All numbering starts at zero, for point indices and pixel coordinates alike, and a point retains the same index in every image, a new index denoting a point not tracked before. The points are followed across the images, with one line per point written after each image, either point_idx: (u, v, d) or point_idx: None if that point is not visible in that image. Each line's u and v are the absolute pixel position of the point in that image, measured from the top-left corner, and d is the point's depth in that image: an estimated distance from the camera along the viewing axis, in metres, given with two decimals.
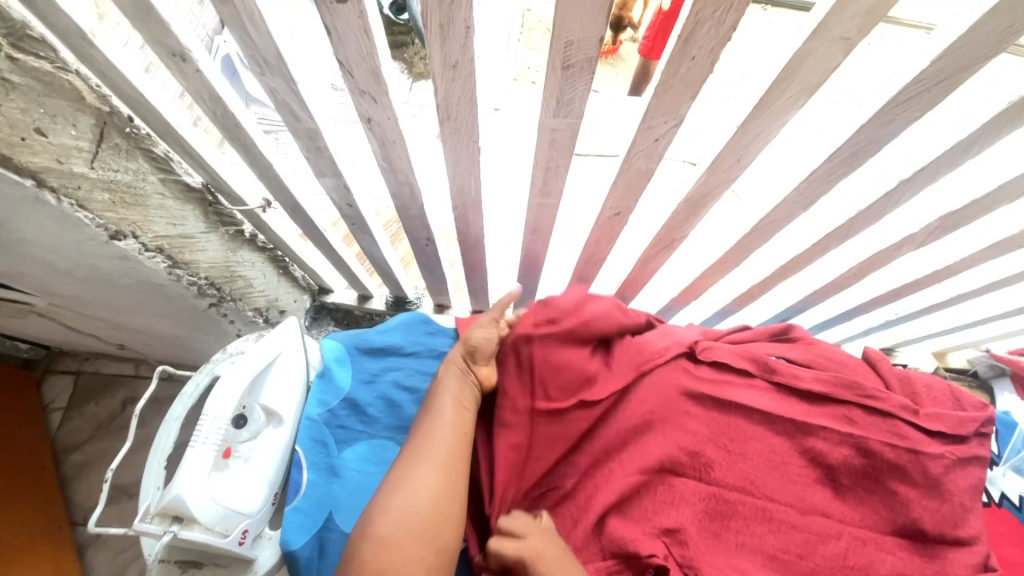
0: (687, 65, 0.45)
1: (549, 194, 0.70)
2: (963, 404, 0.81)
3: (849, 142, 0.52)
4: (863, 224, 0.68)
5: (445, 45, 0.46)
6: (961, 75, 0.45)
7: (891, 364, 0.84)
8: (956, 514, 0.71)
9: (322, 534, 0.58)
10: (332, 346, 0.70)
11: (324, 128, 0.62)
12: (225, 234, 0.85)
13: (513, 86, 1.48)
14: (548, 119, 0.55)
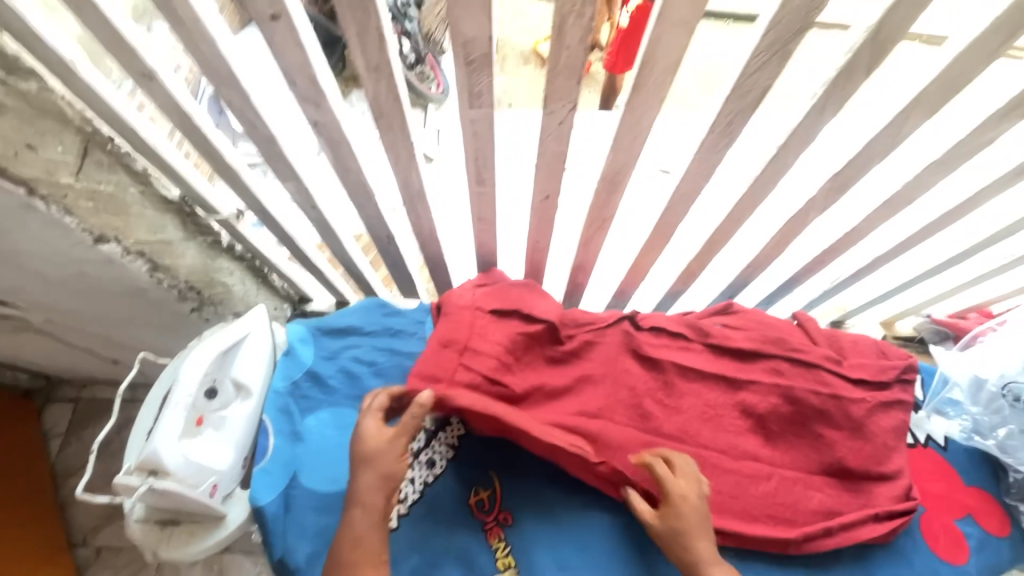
0: (566, 53, 0.54)
1: (485, 183, 0.78)
2: (887, 355, 0.87)
3: (723, 112, 0.61)
4: (763, 191, 0.76)
5: (364, 49, 0.56)
6: (790, 48, 0.53)
7: (819, 325, 0.90)
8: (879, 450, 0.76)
9: (288, 491, 0.65)
10: (296, 328, 0.76)
11: (279, 135, 0.71)
12: (203, 242, 0.93)
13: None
14: (466, 111, 0.64)
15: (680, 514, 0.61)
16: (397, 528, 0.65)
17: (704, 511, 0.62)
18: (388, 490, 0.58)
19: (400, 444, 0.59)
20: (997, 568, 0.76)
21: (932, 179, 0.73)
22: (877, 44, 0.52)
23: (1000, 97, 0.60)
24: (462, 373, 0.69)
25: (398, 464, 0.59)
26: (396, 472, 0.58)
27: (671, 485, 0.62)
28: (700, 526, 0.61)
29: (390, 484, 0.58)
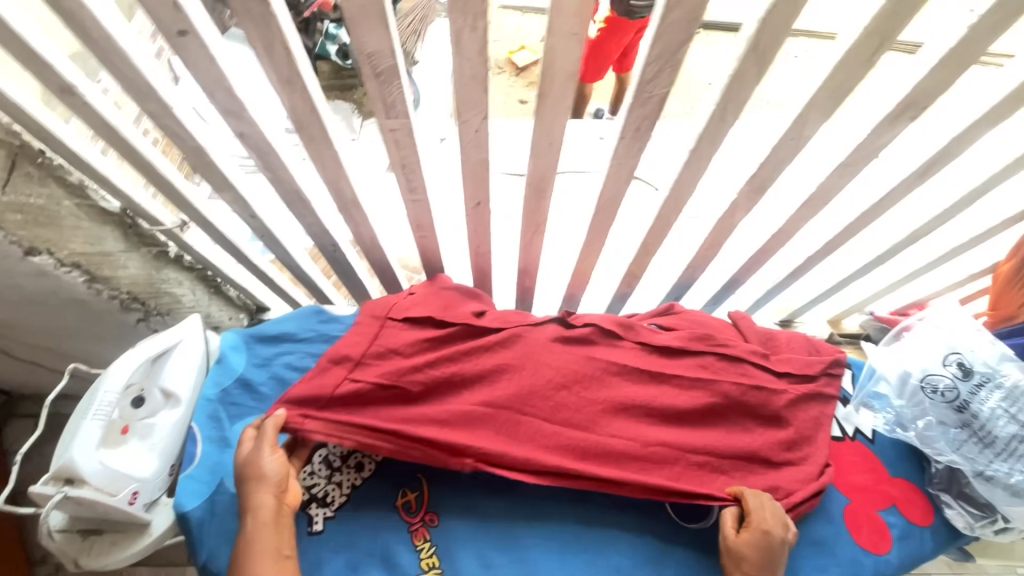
0: (468, 64, 0.56)
1: (416, 191, 0.80)
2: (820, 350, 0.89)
3: (629, 119, 0.63)
4: (686, 193, 0.79)
5: (274, 63, 0.57)
6: (679, 57, 0.55)
7: (752, 323, 0.93)
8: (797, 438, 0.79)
9: (213, 497, 0.66)
10: (229, 336, 0.78)
11: (208, 146, 0.73)
12: (148, 253, 0.94)
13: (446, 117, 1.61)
14: (384, 121, 0.66)
15: (755, 544, 0.66)
16: (321, 530, 0.66)
17: (776, 553, 0.66)
18: (272, 490, 0.61)
19: (268, 450, 0.63)
20: (921, 558, 0.78)
21: (841, 181, 0.75)
22: (758, 53, 0.54)
23: (886, 102, 0.62)
24: (350, 385, 0.71)
25: (272, 467, 0.62)
26: (273, 473, 0.62)
27: (759, 523, 0.67)
28: (765, 559, 0.65)
29: (272, 484, 0.61)
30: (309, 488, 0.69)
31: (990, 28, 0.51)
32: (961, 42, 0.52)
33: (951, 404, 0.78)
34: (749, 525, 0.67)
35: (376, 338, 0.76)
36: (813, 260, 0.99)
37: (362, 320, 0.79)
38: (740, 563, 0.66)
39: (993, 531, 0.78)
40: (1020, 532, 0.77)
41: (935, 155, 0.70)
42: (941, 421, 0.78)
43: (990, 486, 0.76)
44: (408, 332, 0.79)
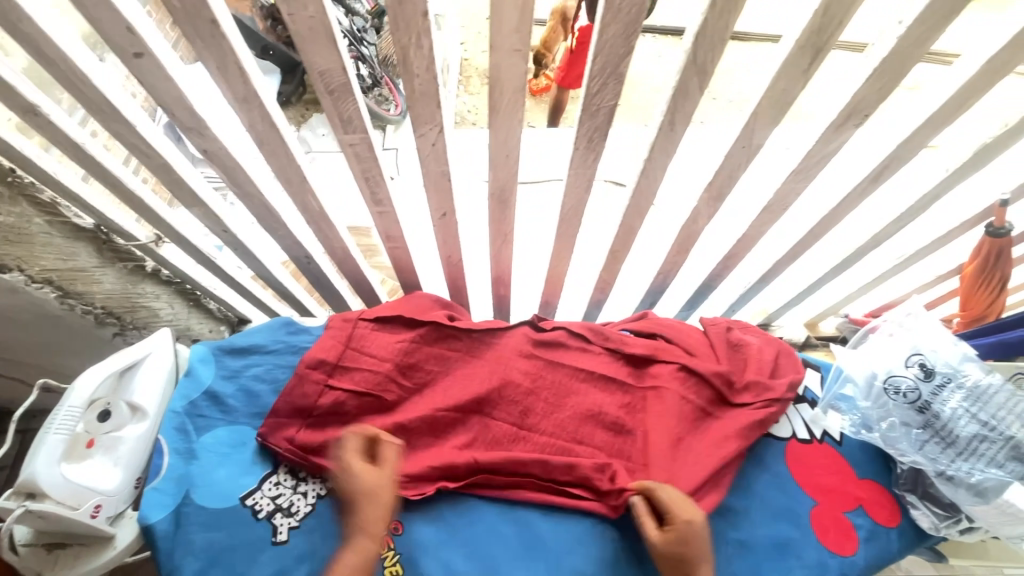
0: (418, 81, 0.58)
1: (382, 203, 0.81)
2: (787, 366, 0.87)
3: (581, 131, 0.65)
4: (647, 202, 0.80)
5: (230, 82, 0.59)
6: (622, 70, 0.56)
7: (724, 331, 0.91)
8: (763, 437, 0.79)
9: (178, 509, 0.67)
10: (198, 348, 0.79)
11: (174, 162, 0.74)
12: (123, 268, 0.95)
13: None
14: (342, 136, 0.67)
15: (676, 537, 0.62)
16: (286, 540, 0.67)
17: (701, 540, 0.62)
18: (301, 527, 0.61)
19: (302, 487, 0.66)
20: (887, 558, 0.78)
21: (797, 187, 0.76)
22: (697, 65, 0.56)
23: (831, 110, 0.63)
24: (325, 396, 0.74)
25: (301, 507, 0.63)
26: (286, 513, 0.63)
27: (682, 512, 0.63)
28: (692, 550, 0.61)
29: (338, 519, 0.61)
30: (275, 498, 0.69)
31: (918, 40, 0.53)
32: (891, 52, 0.54)
33: (913, 404, 0.78)
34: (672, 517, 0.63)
35: (352, 346, 0.78)
36: (782, 264, 1.00)
37: (341, 327, 0.81)
38: (672, 562, 0.62)
39: (959, 530, 0.78)
40: (985, 532, 0.78)
41: (885, 160, 0.71)
42: (905, 422, 0.79)
43: (953, 486, 0.76)
44: (383, 339, 0.80)
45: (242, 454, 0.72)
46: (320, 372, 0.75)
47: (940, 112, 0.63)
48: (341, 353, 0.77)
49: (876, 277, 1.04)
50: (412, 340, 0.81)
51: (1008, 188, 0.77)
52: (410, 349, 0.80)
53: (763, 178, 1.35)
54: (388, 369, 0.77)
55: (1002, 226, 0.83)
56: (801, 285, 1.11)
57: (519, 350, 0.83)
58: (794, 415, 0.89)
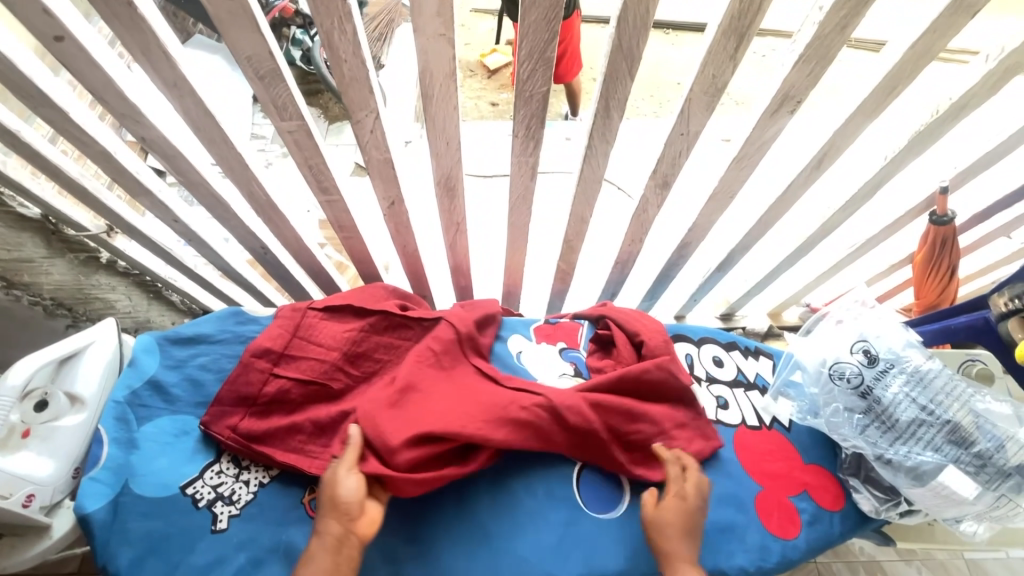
0: (347, 66, 0.58)
1: (330, 191, 0.81)
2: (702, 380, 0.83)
3: (518, 118, 0.65)
4: (594, 190, 0.80)
5: (158, 68, 0.59)
6: (550, 55, 0.56)
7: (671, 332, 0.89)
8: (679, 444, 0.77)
9: (117, 498, 0.67)
10: (143, 338, 0.78)
11: (113, 150, 0.74)
12: (74, 259, 0.94)
13: (410, 120, 1.62)
14: (280, 123, 0.67)
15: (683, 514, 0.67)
16: (225, 528, 0.67)
17: (696, 522, 0.67)
18: (344, 520, 0.60)
19: (344, 470, 0.63)
20: (829, 541, 0.80)
21: (741, 175, 0.77)
22: (623, 51, 0.56)
23: (764, 98, 0.64)
24: (271, 383, 0.73)
25: (351, 489, 0.62)
26: (349, 500, 0.61)
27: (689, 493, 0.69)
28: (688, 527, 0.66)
29: (343, 513, 0.61)
30: (215, 487, 0.69)
31: (837, 27, 0.54)
32: (813, 39, 0.55)
33: (855, 389, 0.78)
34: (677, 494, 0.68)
35: (301, 333, 0.77)
36: (737, 253, 1.01)
37: (290, 315, 0.79)
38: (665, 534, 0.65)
39: (898, 513, 0.80)
40: (925, 514, 0.79)
41: (824, 148, 0.72)
42: (848, 407, 0.79)
43: (892, 470, 0.77)
44: (333, 327, 0.80)
45: (184, 444, 0.72)
46: (266, 360, 0.74)
47: (871, 99, 0.64)
48: (287, 341, 0.76)
49: (831, 266, 1.05)
50: (363, 327, 0.80)
51: (947, 177, 0.78)
52: (360, 337, 0.79)
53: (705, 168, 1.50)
54: (334, 357, 0.77)
55: (946, 214, 0.85)
56: (759, 274, 1.12)
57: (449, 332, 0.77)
58: (745, 402, 0.90)
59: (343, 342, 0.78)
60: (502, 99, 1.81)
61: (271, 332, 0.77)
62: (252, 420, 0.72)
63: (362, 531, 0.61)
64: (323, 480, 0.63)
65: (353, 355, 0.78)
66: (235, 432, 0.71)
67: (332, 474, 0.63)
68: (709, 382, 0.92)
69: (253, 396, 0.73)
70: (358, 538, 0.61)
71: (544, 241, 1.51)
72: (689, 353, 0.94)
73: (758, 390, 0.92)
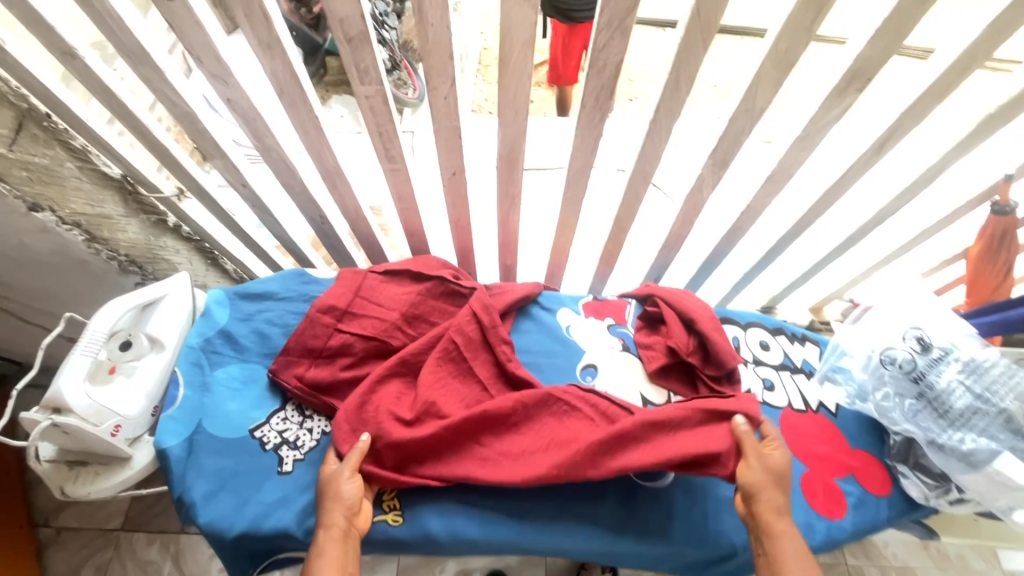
0: (432, 31, 0.61)
1: (395, 159, 0.84)
2: (721, 369, 0.82)
3: (589, 88, 0.67)
4: (652, 166, 0.81)
5: (254, 28, 0.63)
6: (628, 24, 0.58)
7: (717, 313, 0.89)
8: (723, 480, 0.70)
9: (192, 437, 0.70)
10: (215, 292, 0.82)
11: (198, 112, 0.78)
12: (146, 220, 0.99)
13: None
14: (359, 87, 0.70)
15: (759, 470, 0.68)
16: (290, 470, 0.70)
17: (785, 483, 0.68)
18: (346, 510, 0.64)
19: (347, 472, 0.66)
20: (875, 526, 0.80)
21: (802, 154, 0.77)
22: (702, 21, 0.58)
23: (833, 75, 0.65)
24: (335, 337, 0.77)
25: (352, 489, 0.65)
26: (353, 495, 0.65)
27: (748, 457, 0.68)
28: (775, 482, 0.67)
29: (347, 506, 0.65)
30: (282, 432, 0.73)
31: (917, 1, 0.54)
32: (893, 11, 0.56)
33: (908, 375, 0.78)
34: (740, 464, 0.68)
35: (364, 295, 0.82)
36: (785, 242, 1.01)
37: (354, 279, 0.84)
38: (757, 498, 0.66)
39: (948, 501, 0.79)
40: (975, 504, 0.78)
41: (887, 130, 0.72)
42: (898, 393, 0.80)
43: (945, 456, 0.76)
44: (393, 292, 0.84)
45: (253, 391, 0.76)
46: (332, 317, 0.78)
47: (942, 80, 0.64)
48: (349, 301, 0.80)
49: (882, 258, 1.04)
50: (420, 293, 0.84)
51: (1011, 166, 0.78)
52: (417, 300, 0.83)
53: (749, 165, 1.50)
54: (394, 317, 0.81)
55: (1009, 205, 0.84)
56: (804, 266, 1.11)
57: (474, 323, 0.80)
58: (789, 385, 0.90)
59: (405, 307, 0.82)
60: (543, 98, 1.85)
61: (336, 293, 0.81)
62: (311, 381, 0.75)
63: (359, 525, 0.65)
64: (325, 478, 0.67)
65: (411, 319, 0.82)
66: (299, 384, 0.75)
67: (335, 474, 0.67)
68: (755, 364, 0.92)
69: (318, 352, 0.77)
70: (358, 531, 0.65)
71: (583, 230, 1.52)
72: (736, 336, 0.94)
73: (804, 375, 0.92)
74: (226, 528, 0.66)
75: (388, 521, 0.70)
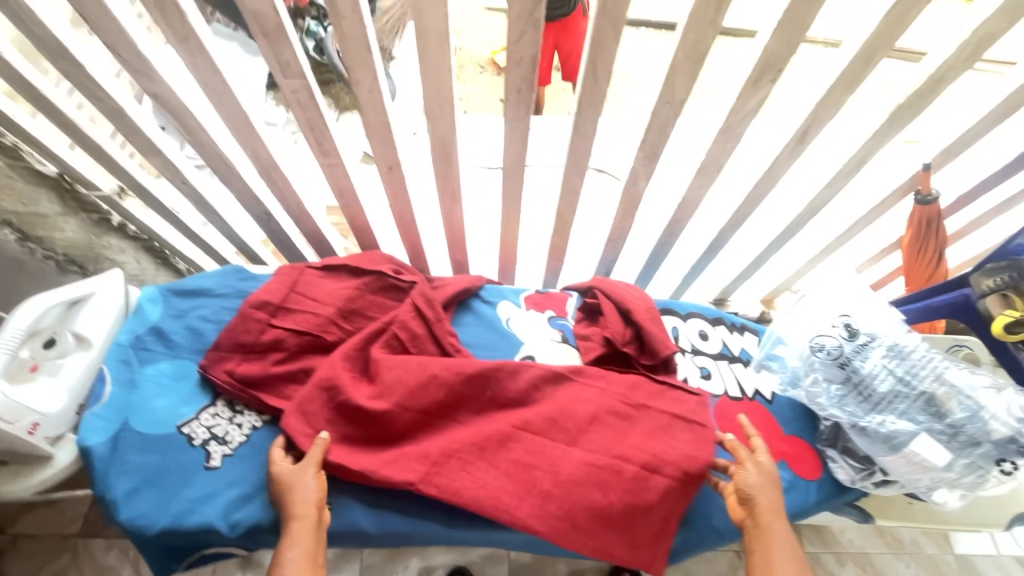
0: (347, 23, 0.61)
1: (330, 154, 0.84)
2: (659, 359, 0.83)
3: (510, 80, 0.68)
4: (585, 159, 0.82)
5: (169, 22, 0.62)
6: (537, 15, 0.59)
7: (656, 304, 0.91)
8: (663, 533, 0.73)
9: (117, 434, 0.69)
10: (148, 289, 0.81)
11: (127, 108, 0.78)
12: (87, 219, 0.98)
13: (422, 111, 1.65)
14: (283, 81, 0.70)
15: (755, 472, 0.72)
16: (218, 466, 0.70)
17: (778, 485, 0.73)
18: (313, 506, 0.65)
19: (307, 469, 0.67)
20: (803, 509, 0.82)
21: (727, 146, 0.79)
22: (609, 13, 0.59)
23: (746, 66, 0.67)
24: (269, 332, 0.77)
25: (314, 485, 0.67)
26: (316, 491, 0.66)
27: (744, 462, 0.73)
28: (770, 483, 0.71)
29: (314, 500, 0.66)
30: (211, 428, 0.72)
31: None
32: (792, 4, 0.57)
33: (835, 361, 0.80)
34: (738, 468, 0.73)
35: (302, 290, 0.82)
36: (726, 234, 1.03)
37: (291, 275, 0.83)
38: (755, 502, 0.70)
39: (874, 484, 0.81)
40: (899, 486, 0.80)
41: (805, 121, 0.74)
42: (827, 378, 0.81)
43: (868, 439, 0.78)
44: (332, 287, 0.84)
45: (183, 387, 0.75)
46: (267, 312, 0.78)
47: (851, 70, 0.66)
48: (285, 296, 0.80)
49: (823, 248, 1.06)
50: (359, 288, 0.85)
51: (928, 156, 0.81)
52: (354, 295, 0.84)
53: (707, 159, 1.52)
54: (329, 312, 0.81)
55: (931, 194, 0.87)
56: (748, 258, 1.14)
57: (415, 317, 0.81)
58: (726, 373, 0.92)
59: (343, 302, 0.82)
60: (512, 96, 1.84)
61: (272, 288, 0.81)
62: (243, 376, 0.75)
63: (323, 521, 0.67)
64: (281, 474, 0.67)
65: (350, 313, 0.82)
66: (232, 380, 0.75)
67: (297, 474, 0.67)
68: (694, 354, 0.93)
69: (252, 347, 0.77)
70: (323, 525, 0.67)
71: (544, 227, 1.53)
72: (675, 326, 0.95)
73: (741, 363, 0.94)
74: (148, 525, 0.65)
75: None
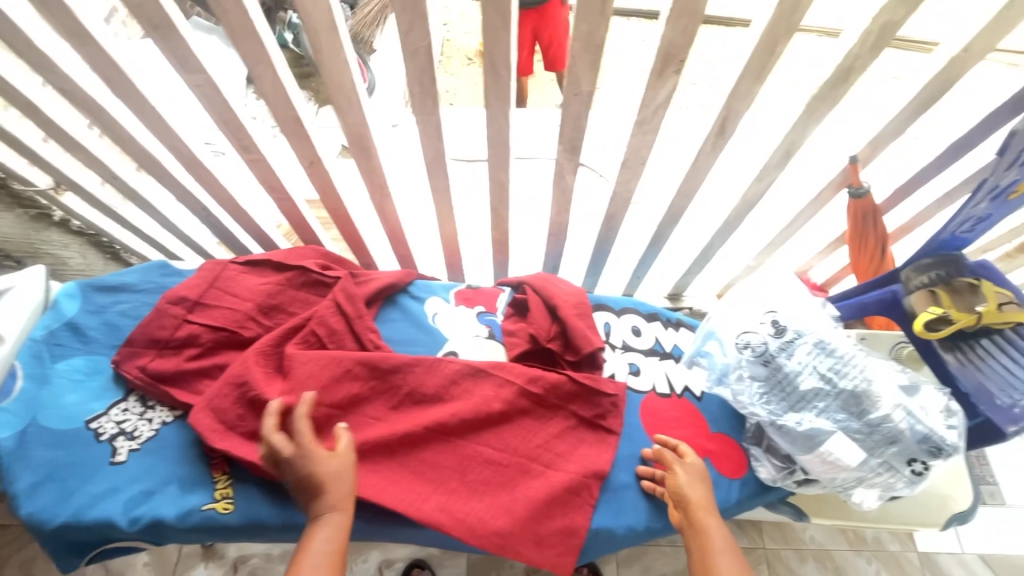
0: (231, 15, 0.60)
1: (250, 149, 0.83)
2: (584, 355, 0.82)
3: (410, 73, 0.66)
4: (506, 153, 0.81)
5: (57, 17, 0.62)
6: (421, 6, 0.58)
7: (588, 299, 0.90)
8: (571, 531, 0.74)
9: (24, 429, 0.70)
10: (67, 283, 0.81)
11: (42, 105, 0.77)
12: (25, 215, 0.97)
13: (399, 105, 1.63)
14: (186, 76, 0.70)
15: (684, 473, 0.74)
16: (124, 461, 0.71)
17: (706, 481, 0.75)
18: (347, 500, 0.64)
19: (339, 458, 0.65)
20: (724, 508, 0.80)
21: (647, 140, 0.77)
22: (495, 4, 0.57)
23: (650, 56, 0.65)
24: (183, 328, 0.77)
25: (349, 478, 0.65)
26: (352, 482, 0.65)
27: (673, 466, 0.75)
28: (700, 482, 0.74)
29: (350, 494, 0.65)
30: (119, 423, 0.73)
31: None
32: None
33: (759, 358, 0.78)
34: (670, 473, 0.75)
35: (220, 286, 0.81)
36: (666, 228, 1.01)
37: (212, 270, 0.83)
38: (687, 500, 0.71)
39: (796, 483, 0.80)
40: (822, 485, 0.78)
41: (722, 113, 0.72)
42: (751, 375, 0.79)
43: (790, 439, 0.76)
44: (252, 282, 0.83)
45: (96, 382, 0.75)
46: (183, 308, 0.78)
47: (755, 61, 0.64)
48: (202, 292, 0.80)
49: (769, 242, 1.04)
50: (281, 283, 0.84)
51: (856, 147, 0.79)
52: (276, 290, 0.83)
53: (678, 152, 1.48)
54: (247, 308, 0.80)
55: (863, 187, 0.85)
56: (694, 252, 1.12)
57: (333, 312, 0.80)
58: (656, 369, 0.91)
59: (263, 297, 0.82)
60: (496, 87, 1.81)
61: (191, 284, 0.81)
62: (154, 371, 0.75)
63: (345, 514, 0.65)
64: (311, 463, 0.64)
65: (270, 309, 0.82)
66: (143, 374, 0.75)
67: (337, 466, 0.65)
68: (624, 350, 0.92)
69: (166, 342, 0.76)
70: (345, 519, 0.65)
71: None
72: (607, 322, 0.94)
73: (672, 359, 0.93)
74: (49, 518, 0.67)
75: (218, 509, 0.69)
